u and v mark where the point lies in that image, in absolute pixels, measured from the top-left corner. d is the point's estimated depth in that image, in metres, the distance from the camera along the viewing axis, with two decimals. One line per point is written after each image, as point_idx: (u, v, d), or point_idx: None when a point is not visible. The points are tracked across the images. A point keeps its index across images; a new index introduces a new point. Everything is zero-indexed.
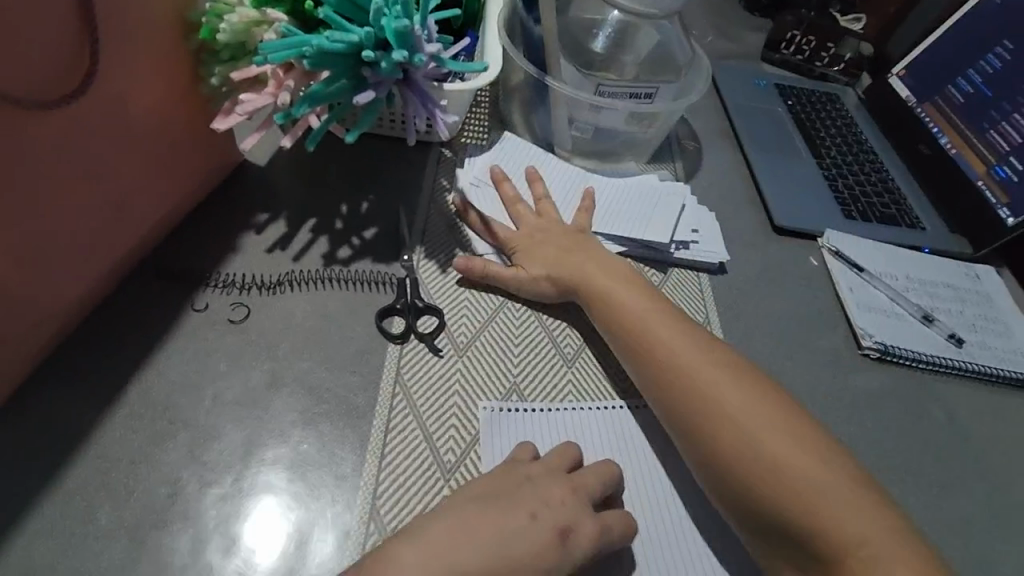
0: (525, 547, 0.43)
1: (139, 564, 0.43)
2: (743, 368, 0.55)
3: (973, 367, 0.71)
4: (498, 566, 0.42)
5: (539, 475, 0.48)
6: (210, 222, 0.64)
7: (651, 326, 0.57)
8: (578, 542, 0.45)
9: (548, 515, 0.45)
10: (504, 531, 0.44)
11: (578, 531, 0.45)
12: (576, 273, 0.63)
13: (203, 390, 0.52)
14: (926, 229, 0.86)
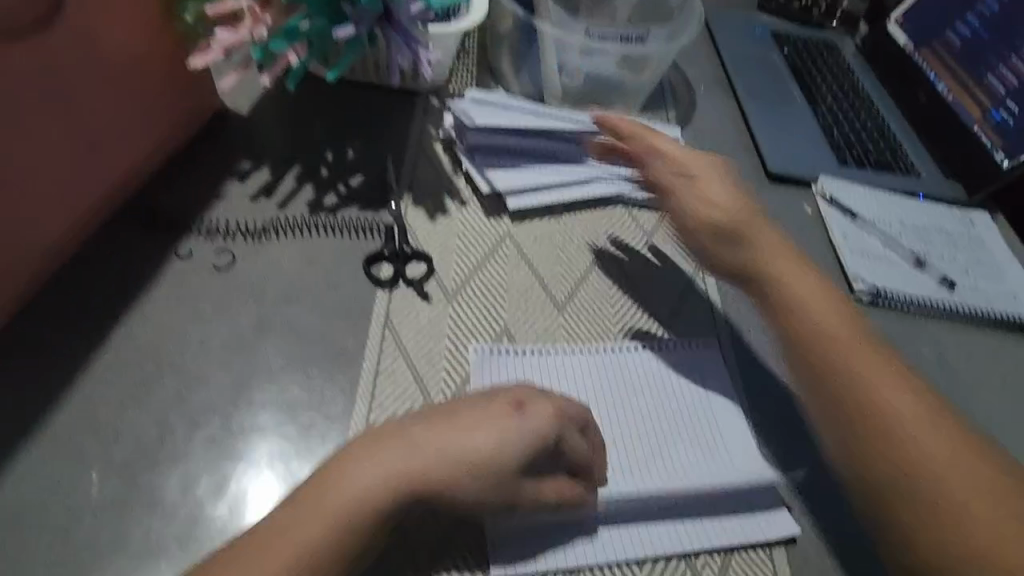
0: (474, 421, 0.42)
1: (130, 504, 0.43)
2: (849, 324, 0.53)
3: (963, 309, 0.71)
4: (449, 444, 0.41)
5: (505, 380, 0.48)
6: (192, 170, 0.63)
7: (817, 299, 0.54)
8: (532, 414, 0.43)
9: (509, 406, 0.44)
10: (468, 425, 0.42)
11: (537, 412, 0.44)
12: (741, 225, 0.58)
13: (189, 335, 0.51)
14: (921, 175, 0.86)
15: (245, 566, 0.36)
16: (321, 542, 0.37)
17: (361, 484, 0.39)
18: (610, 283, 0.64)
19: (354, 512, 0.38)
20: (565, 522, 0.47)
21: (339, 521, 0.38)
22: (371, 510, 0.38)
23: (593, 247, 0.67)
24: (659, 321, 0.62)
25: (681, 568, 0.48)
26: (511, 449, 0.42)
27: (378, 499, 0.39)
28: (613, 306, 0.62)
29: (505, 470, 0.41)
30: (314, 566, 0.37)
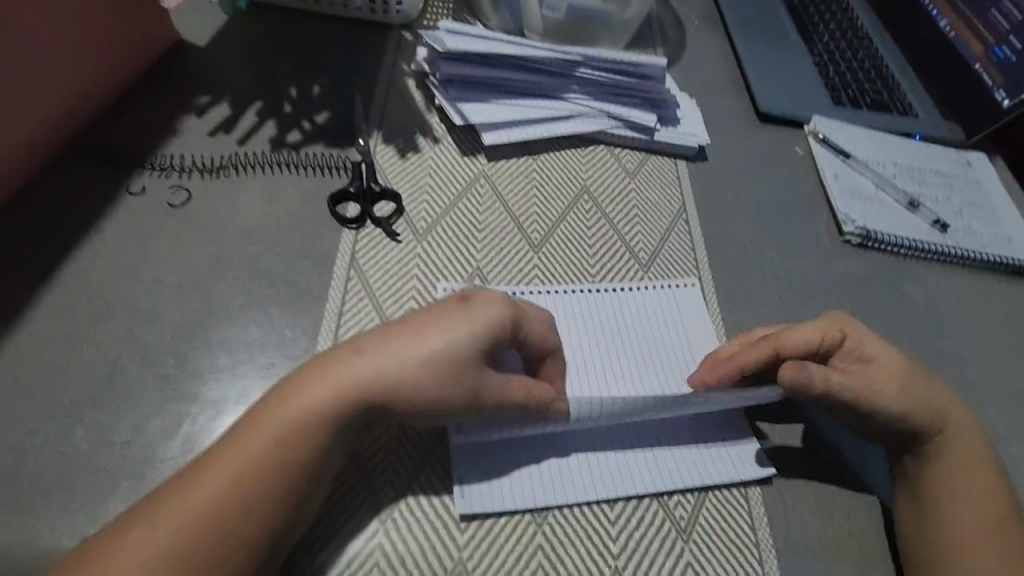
0: (417, 317, 0.42)
1: (78, 442, 0.41)
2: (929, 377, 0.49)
3: (957, 251, 0.68)
4: (393, 341, 0.40)
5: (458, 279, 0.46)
6: (146, 104, 0.59)
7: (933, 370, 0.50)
8: (476, 304, 0.42)
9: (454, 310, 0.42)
10: (417, 331, 0.40)
11: (483, 306, 0.42)
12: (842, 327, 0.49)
13: (141, 274, 0.49)
14: (918, 116, 0.82)
15: (191, 492, 0.35)
16: (271, 466, 0.36)
17: (307, 411, 0.37)
18: (589, 222, 0.61)
19: (303, 435, 0.37)
20: (535, 463, 0.46)
21: (286, 451, 0.36)
22: (320, 426, 0.37)
23: (572, 186, 0.64)
24: (640, 262, 0.60)
25: (653, 507, 0.46)
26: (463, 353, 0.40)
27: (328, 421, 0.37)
28: (592, 246, 0.60)
29: (462, 366, 0.40)
30: (260, 494, 0.35)
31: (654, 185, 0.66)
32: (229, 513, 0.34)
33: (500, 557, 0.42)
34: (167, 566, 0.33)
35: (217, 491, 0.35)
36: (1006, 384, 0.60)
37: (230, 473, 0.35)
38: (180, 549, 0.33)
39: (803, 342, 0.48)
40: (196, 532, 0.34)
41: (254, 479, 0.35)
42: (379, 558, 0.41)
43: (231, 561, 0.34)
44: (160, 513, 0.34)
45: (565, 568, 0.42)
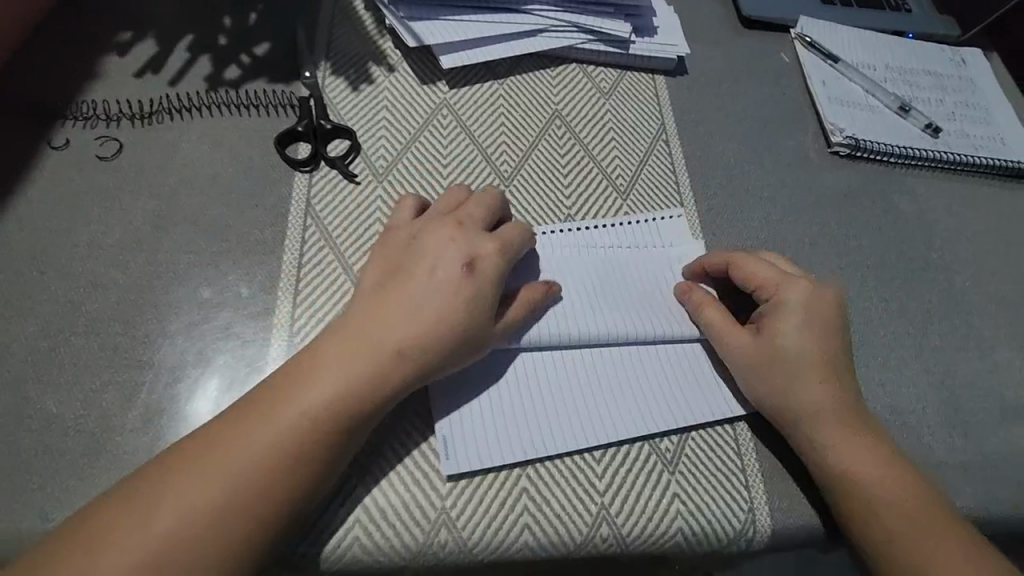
0: (421, 280, 0.42)
1: (28, 419, 0.39)
2: (839, 365, 0.46)
3: (948, 157, 0.65)
4: (403, 304, 0.41)
5: (456, 232, 0.45)
6: (60, 46, 0.53)
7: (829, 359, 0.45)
8: (481, 261, 0.43)
9: (451, 253, 0.43)
10: (427, 299, 0.41)
11: (482, 261, 0.43)
12: (790, 296, 0.47)
13: (77, 237, 0.45)
14: (911, 11, 0.76)
15: (213, 473, 0.35)
16: (301, 453, 0.36)
17: (339, 378, 0.38)
18: (562, 150, 0.57)
19: (333, 421, 0.37)
20: (522, 433, 0.43)
21: (323, 413, 0.37)
22: (349, 410, 0.38)
23: (542, 111, 0.59)
24: (617, 190, 0.56)
25: (641, 446, 0.45)
26: (472, 295, 0.42)
27: (360, 380, 0.38)
28: (566, 175, 0.56)
29: (475, 315, 0.42)
30: (294, 470, 0.36)
31: (631, 105, 0.62)
32: (274, 471, 0.35)
33: (484, 502, 0.41)
34: (209, 522, 0.34)
35: (260, 446, 0.36)
36: (993, 293, 0.59)
37: (270, 440, 0.36)
38: (228, 505, 0.34)
39: (753, 274, 0.48)
40: (231, 505, 0.34)
41: (298, 438, 0.36)
42: (360, 514, 0.39)
43: (284, 506, 0.35)
44: (192, 478, 0.35)
45: (551, 508, 0.42)
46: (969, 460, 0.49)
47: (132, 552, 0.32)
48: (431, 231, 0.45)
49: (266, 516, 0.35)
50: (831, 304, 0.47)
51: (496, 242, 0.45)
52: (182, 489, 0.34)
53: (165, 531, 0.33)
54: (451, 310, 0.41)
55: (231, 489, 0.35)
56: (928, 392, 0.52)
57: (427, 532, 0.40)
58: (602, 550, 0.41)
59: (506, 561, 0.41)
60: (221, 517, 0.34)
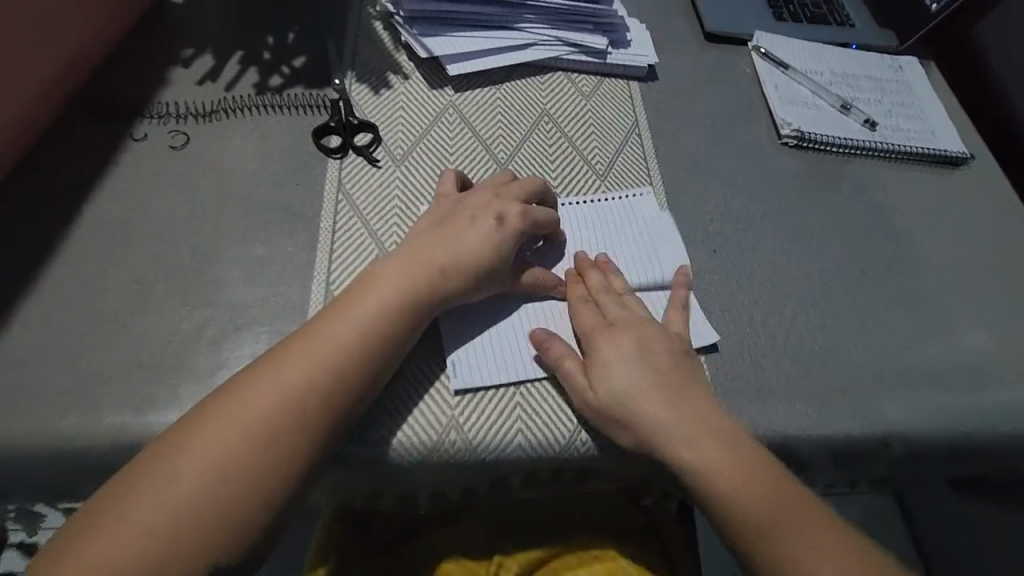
0: (440, 233, 0.53)
1: (123, 345, 0.49)
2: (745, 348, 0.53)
3: (883, 146, 0.75)
4: (426, 248, 0.52)
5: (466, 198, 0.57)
6: (136, 60, 0.64)
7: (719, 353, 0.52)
8: (485, 216, 0.55)
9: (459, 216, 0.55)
10: (444, 246, 0.52)
11: (484, 217, 0.54)
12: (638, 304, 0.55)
13: (157, 208, 0.56)
14: (855, 26, 0.88)
15: (273, 385, 0.44)
16: (345, 364, 0.46)
17: (370, 299, 0.49)
18: (549, 142, 0.68)
19: (371, 337, 0.47)
20: (519, 363, 0.53)
21: (363, 333, 0.47)
22: (386, 327, 0.48)
23: (532, 110, 0.70)
24: (596, 174, 0.67)
25: None
26: (479, 239, 0.53)
27: (384, 296, 0.49)
28: (553, 162, 0.67)
29: (482, 255, 0.53)
30: (340, 377, 0.46)
31: (609, 105, 0.73)
32: (324, 380, 0.45)
33: (484, 412, 0.51)
34: (275, 422, 0.43)
35: (310, 362, 0.45)
36: (920, 259, 0.69)
37: (319, 356, 0.46)
38: (290, 406, 0.44)
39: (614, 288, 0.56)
40: (292, 407, 0.44)
41: (341, 351, 0.46)
42: (386, 419, 0.49)
43: (333, 410, 0.45)
44: (257, 391, 0.44)
45: (540, 419, 0.51)
46: (892, 388, 0.59)
47: (215, 448, 0.42)
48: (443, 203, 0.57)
49: (318, 417, 0.44)
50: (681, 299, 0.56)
51: (492, 202, 0.56)
52: (250, 398, 0.44)
53: (240, 430, 0.42)
54: (465, 251, 0.52)
55: (291, 391, 0.44)
56: (860, 335, 0.62)
57: (439, 433, 0.50)
58: (582, 452, 0.51)
59: (504, 459, 0.50)
60: (284, 418, 0.43)
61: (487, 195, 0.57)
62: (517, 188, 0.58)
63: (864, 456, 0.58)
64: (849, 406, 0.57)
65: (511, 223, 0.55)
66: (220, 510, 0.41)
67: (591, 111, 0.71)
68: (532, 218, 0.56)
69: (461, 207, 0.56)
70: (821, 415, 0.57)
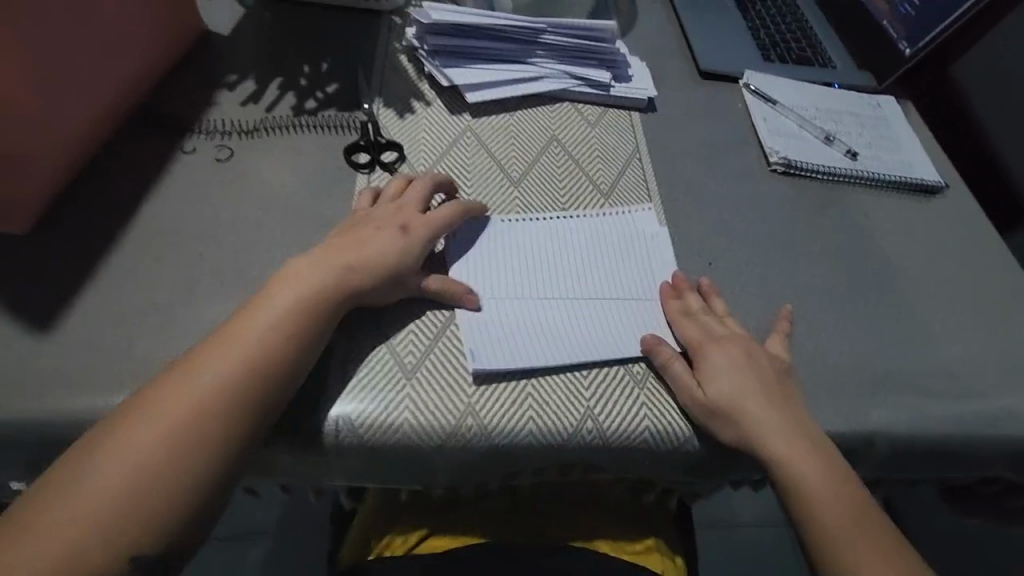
0: (347, 238, 0.58)
1: (173, 331, 0.54)
2: (765, 368, 0.59)
3: (863, 174, 0.82)
4: (332, 250, 0.57)
5: (379, 209, 0.62)
6: (187, 83, 0.71)
7: (753, 383, 0.58)
8: (404, 226, 0.60)
9: (377, 224, 0.60)
10: (354, 248, 0.57)
11: (391, 223, 0.60)
12: (715, 345, 0.60)
13: (203, 212, 0.62)
14: (837, 68, 0.96)
15: (206, 371, 0.48)
16: (272, 351, 0.50)
17: (286, 292, 0.53)
18: (558, 163, 0.74)
19: (291, 327, 0.52)
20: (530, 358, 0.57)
21: (283, 324, 0.51)
22: (303, 318, 0.52)
23: (543, 135, 0.77)
24: (600, 193, 0.73)
25: (617, 370, 0.59)
26: (388, 244, 0.58)
27: (298, 292, 0.53)
28: (560, 181, 0.73)
29: (388, 258, 0.57)
30: (268, 363, 0.50)
31: (612, 132, 0.79)
32: (254, 365, 0.49)
33: (499, 401, 0.55)
34: (210, 405, 0.47)
35: (241, 351, 0.49)
36: (899, 274, 0.74)
37: (245, 345, 0.50)
38: (222, 391, 0.48)
39: (687, 332, 0.61)
40: (224, 390, 0.48)
41: (266, 340, 0.50)
42: (408, 404, 0.54)
43: (262, 393, 0.49)
44: (193, 378, 0.48)
45: (549, 408, 0.56)
46: (875, 390, 0.64)
47: (155, 430, 0.45)
48: (373, 211, 0.61)
49: (248, 398, 0.48)
50: (740, 336, 0.61)
51: (405, 211, 0.62)
52: (187, 385, 0.47)
53: (177, 415, 0.46)
54: (375, 253, 0.57)
55: (227, 376, 0.48)
56: (844, 342, 0.67)
57: (457, 419, 0.54)
58: (588, 440, 0.55)
59: (516, 444, 0.54)
60: (219, 401, 0.47)
61: (393, 207, 0.62)
62: (418, 199, 0.63)
63: (849, 452, 0.62)
64: (834, 405, 0.62)
65: (415, 229, 0.60)
66: (168, 487, 0.44)
67: (596, 137, 0.78)
68: (435, 225, 0.62)
69: (372, 217, 0.61)
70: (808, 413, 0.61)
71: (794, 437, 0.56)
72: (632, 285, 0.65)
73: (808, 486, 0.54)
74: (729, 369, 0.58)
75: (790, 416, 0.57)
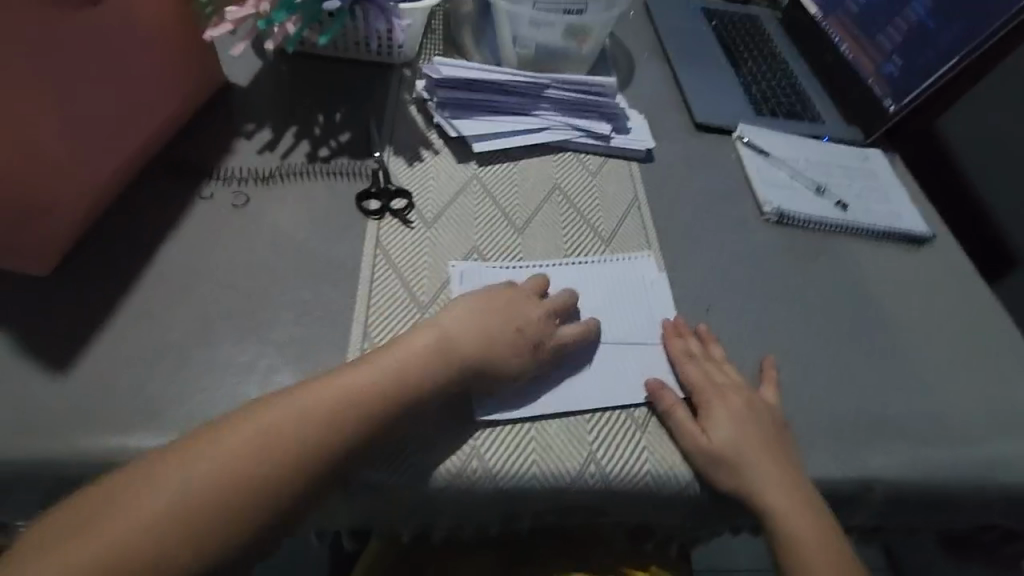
0: (485, 329, 0.58)
1: (187, 373, 0.55)
2: (764, 417, 0.61)
3: (853, 224, 0.85)
4: (473, 339, 0.57)
5: (512, 299, 0.61)
6: (207, 131, 0.75)
7: (752, 433, 0.59)
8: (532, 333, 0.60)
9: (515, 319, 0.60)
10: (482, 347, 0.57)
11: (519, 324, 0.59)
12: (716, 394, 0.61)
13: (219, 256, 0.64)
14: (825, 122, 1.01)
15: (291, 429, 0.48)
16: (355, 432, 0.50)
17: (387, 370, 0.53)
18: (560, 211, 0.77)
19: (381, 414, 0.51)
20: (534, 401, 0.59)
21: (375, 409, 0.51)
22: (393, 409, 0.52)
23: (546, 184, 0.80)
24: (601, 240, 0.75)
25: (619, 416, 0.60)
26: (505, 350, 0.58)
27: (400, 377, 0.53)
28: (563, 228, 0.76)
29: (502, 362, 0.57)
30: (351, 444, 0.49)
31: (612, 181, 0.83)
32: (339, 443, 0.49)
33: (504, 446, 0.56)
34: (286, 467, 0.47)
35: (331, 418, 0.49)
36: (890, 321, 0.77)
37: (337, 416, 0.49)
38: (302, 455, 0.47)
39: (688, 378, 0.62)
40: (306, 457, 0.47)
41: (356, 417, 0.50)
42: (414, 446, 0.55)
43: (333, 466, 0.49)
44: (278, 427, 0.48)
45: (553, 453, 0.57)
46: (870, 437, 0.65)
47: (221, 468, 0.45)
48: (503, 299, 0.61)
49: (320, 471, 0.48)
50: (741, 386, 0.63)
51: (522, 310, 0.61)
52: (270, 436, 0.47)
53: (255, 463, 0.46)
54: (486, 354, 0.57)
55: (311, 443, 0.48)
56: (839, 389, 0.69)
57: (462, 462, 0.55)
58: (591, 485, 0.56)
59: (521, 489, 0.55)
60: (296, 466, 0.47)
61: (529, 307, 0.62)
62: (558, 302, 0.64)
63: (846, 497, 0.63)
64: (830, 450, 0.63)
65: (544, 347, 0.60)
66: (212, 529, 0.43)
67: (597, 186, 0.81)
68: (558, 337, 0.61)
69: (511, 309, 0.60)
70: (806, 459, 0.62)
71: (790, 488, 0.57)
72: (634, 329, 0.67)
73: (801, 536, 0.56)
74: (731, 419, 0.60)
75: (787, 467, 0.58)
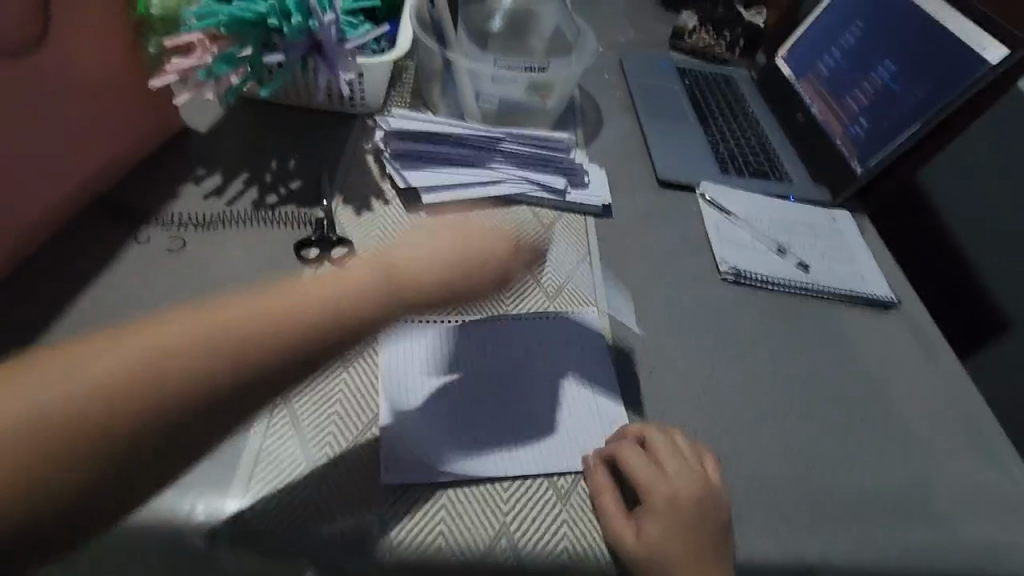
0: (440, 260, 0.49)
1: None
2: (709, 531, 0.54)
3: (814, 286, 0.83)
4: (426, 287, 0.48)
5: (476, 230, 0.52)
6: (155, 174, 0.75)
7: (692, 548, 0.53)
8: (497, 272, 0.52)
9: (478, 239, 0.51)
10: (433, 277, 0.48)
11: (488, 258, 0.51)
12: (663, 499, 0.55)
13: (143, 301, 0.63)
14: (793, 181, 1.00)
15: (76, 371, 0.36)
16: (176, 370, 0.37)
17: (236, 310, 0.40)
18: None
19: (223, 348, 0.39)
20: (450, 466, 0.56)
21: (204, 351, 0.38)
22: (243, 349, 0.39)
23: None
24: (546, 294, 0.74)
25: (541, 483, 0.57)
26: (455, 272, 0.49)
27: (254, 313, 0.41)
28: None
29: (443, 287, 0.49)
30: (173, 391, 0.37)
31: (565, 235, 0.82)
32: (144, 382, 0.36)
33: (412, 520, 0.52)
34: (66, 413, 0.35)
35: (137, 354, 0.37)
36: (847, 391, 0.73)
37: (151, 342, 0.38)
38: (92, 396, 0.35)
39: (636, 472, 0.56)
40: (98, 399, 0.35)
41: (182, 348, 0.38)
42: (315, 509, 0.52)
43: (146, 419, 0.36)
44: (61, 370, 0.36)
45: (463, 524, 0.53)
46: (817, 519, 0.61)
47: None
48: (459, 228, 0.52)
49: (125, 424, 0.36)
50: (696, 490, 0.56)
51: (491, 248, 0.52)
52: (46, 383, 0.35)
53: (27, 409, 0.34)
54: (437, 304, 0.49)
55: (103, 387, 0.36)
56: (786, 462, 0.65)
57: (361, 535, 0.51)
58: (501, 560, 0.52)
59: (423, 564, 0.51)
60: (75, 420, 0.35)
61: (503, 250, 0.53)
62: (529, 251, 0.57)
63: None
64: (772, 532, 0.59)
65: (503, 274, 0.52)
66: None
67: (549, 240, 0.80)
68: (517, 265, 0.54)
69: (477, 243, 0.51)
70: (741, 539, 0.58)
71: None
72: (568, 392, 0.64)
73: None
74: (671, 534, 0.53)
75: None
